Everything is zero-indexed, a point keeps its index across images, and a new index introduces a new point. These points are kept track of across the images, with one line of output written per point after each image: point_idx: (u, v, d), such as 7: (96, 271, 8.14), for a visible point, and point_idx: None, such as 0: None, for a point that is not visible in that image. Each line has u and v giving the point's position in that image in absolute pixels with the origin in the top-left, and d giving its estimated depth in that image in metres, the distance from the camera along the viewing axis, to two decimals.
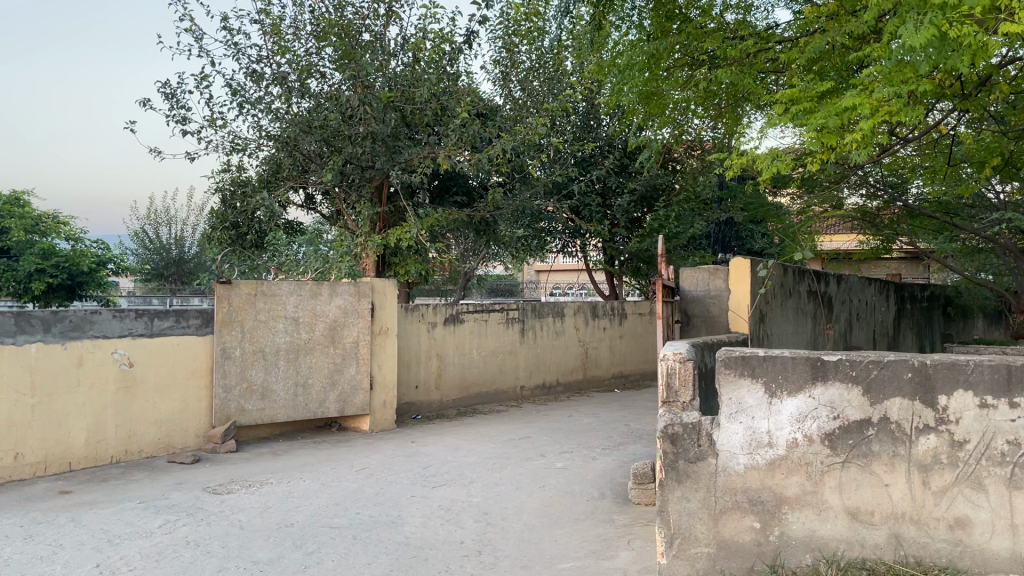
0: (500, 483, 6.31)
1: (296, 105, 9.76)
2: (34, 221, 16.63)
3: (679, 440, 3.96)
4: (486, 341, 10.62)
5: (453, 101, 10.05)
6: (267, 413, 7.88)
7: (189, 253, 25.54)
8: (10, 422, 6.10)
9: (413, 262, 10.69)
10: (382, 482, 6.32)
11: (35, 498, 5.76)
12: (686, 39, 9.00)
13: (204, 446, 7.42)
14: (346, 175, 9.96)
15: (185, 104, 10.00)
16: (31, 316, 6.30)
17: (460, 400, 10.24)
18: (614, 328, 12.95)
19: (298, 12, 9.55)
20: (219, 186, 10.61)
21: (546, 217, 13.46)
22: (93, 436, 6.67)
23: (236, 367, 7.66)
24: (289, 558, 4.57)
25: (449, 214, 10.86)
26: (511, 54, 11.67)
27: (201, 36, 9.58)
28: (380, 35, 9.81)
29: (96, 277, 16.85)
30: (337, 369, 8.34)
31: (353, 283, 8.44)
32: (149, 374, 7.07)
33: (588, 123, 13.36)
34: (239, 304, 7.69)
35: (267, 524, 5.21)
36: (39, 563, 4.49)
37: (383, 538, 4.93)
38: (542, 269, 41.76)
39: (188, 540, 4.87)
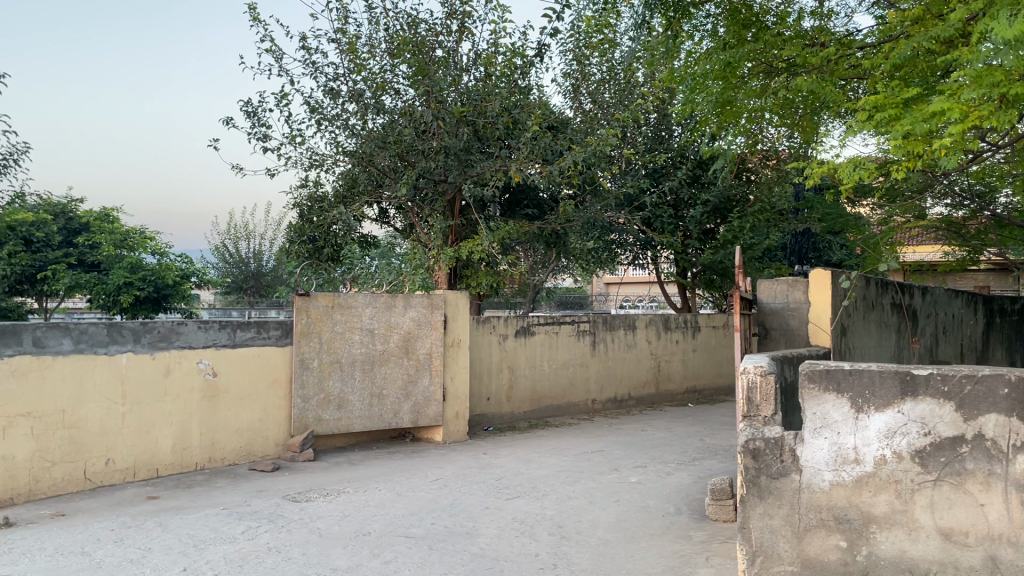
0: (574, 497, 6.26)
1: (372, 121, 9.96)
2: (122, 237, 17.66)
3: (760, 456, 3.88)
4: (557, 353, 10.60)
5: (525, 115, 10.09)
6: (343, 423, 8.02)
7: (267, 266, 26.26)
8: (102, 429, 6.37)
9: (484, 275, 10.80)
10: (457, 494, 6.35)
11: (126, 503, 5.99)
12: (761, 46, 8.84)
13: (283, 454, 7.60)
14: (420, 189, 10.14)
15: (266, 122, 10.28)
16: (122, 327, 6.51)
17: (531, 412, 10.24)
18: (687, 341, 12.78)
19: (374, 30, 9.75)
20: (297, 202, 10.88)
21: (617, 229, 13.40)
22: (179, 443, 6.90)
23: (314, 376, 7.83)
24: (367, 566, 4.63)
25: (521, 227, 10.88)
26: (581, 65, 11.37)
27: (281, 56, 9.85)
28: (453, 51, 9.93)
29: (180, 290, 17.19)
30: (411, 380, 8.44)
31: (426, 294, 8.54)
32: (232, 384, 7.28)
33: (658, 134, 13.27)
34: (317, 315, 7.87)
35: (344, 532, 5.29)
36: (129, 566, 4.65)
37: (459, 548, 4.96)
38: (613, 281, 41.40)
39: (269, 546, 4.98)
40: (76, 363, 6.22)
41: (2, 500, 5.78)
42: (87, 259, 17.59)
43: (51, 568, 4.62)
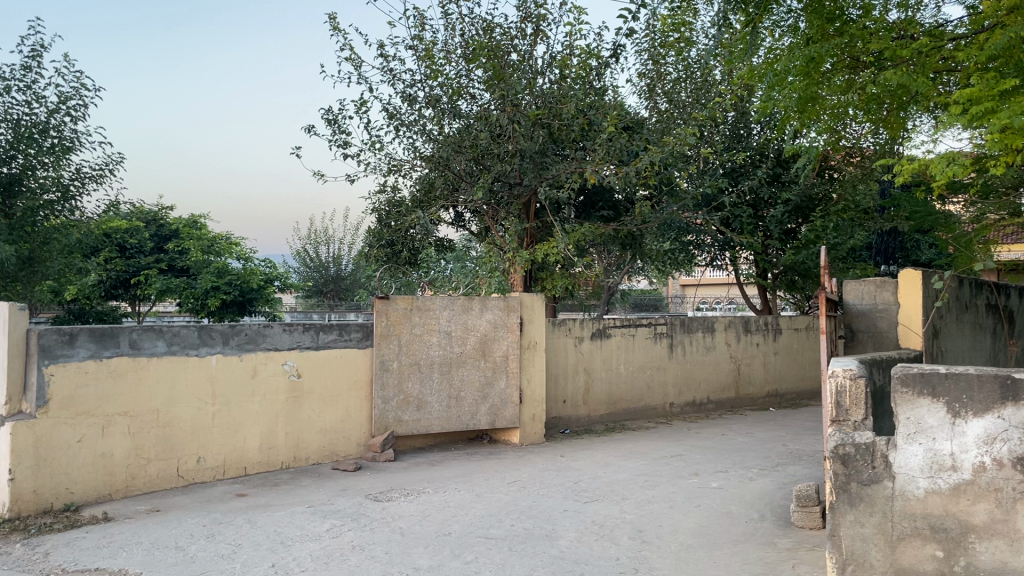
0: (653, 501, 6.19)
1: (448, 126, 10.07)
2: (209, 244, 18.28)
3: (850, 462, 3.76)
4: (634, 356, 10.50)
5: (600, 116, 10.04)
6: (422, 424, 8.12)
7: (346, 270, 26.80)
8: (194, 428, 6.61)
9: (559, 278, 10.72)
10: (535, 496, 6.36)
11: (216, 500, 6.19)
12: (847, 41, 8.62)
13: (364, 454, 7.76)
14: (495, 193, 10.22)
15: (346, 129, 10.49)
16: (212, 330, 6.75)
17: (608, 415, 10.17)
18: (768, 344, 12.51)
19: (450, 36, 9.85)
20: (376, 207, 11.07)
21: (694, 230, 13.21)
22: (265, 443, 7.10)
23: (394, 378, 7.95)
24: (448, 566, 4.67)
25: (597, 228, 10.81)
26: (657, 65, 11.22)
27: (360, 65, 10.05)
28: (528, 54, 9.95)
29: (265, 293, 17.80)
30: (488, 382, 8.48)
31: (502, 298, 8.58)
32: (316, 386, 7.47)
33: (737, 133, 13.02)
34: (396, 318, 8.00)
35: (425, 531, 5.36)
36: (221, 561, 4.81)
37: (539, 551, 4.96)
38: (689, 283, 40.86)
39: (353, 545, 5.08)
40: (168, 364, 6.46)
41: (102, 496, 6.05)
42: (177, 264, 18.23)
43: (148, 561, 4.81)
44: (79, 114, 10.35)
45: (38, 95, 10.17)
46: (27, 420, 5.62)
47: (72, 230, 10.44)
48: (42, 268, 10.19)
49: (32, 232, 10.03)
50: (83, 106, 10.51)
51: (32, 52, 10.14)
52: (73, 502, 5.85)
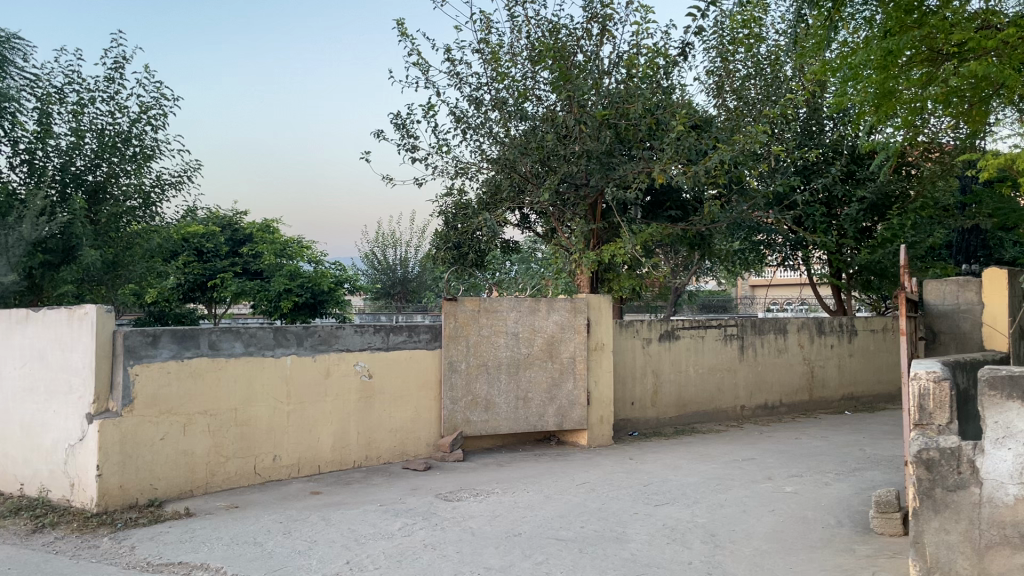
0: (726, 505, 6.10)
1: (515, 128, 10.10)
2: (283, 246, 18.81)
3: (934, 467, 3.67)
4: (704, 358, 10.36)
5: (668, 115, 9.95)
6: (491, 424, 8.16)
7: (413, 272, 27.12)
8: (271, 427, 6.79)
9: (626, 279, 10.59)
10: (605, 498, 6.33)
11: (291, 497, 6.34)
12: (927, 33, 8.36)
13: (434, 454, 7.84)
14: (562, 194, 10.20)
15: (414, 133, 10.62)
16: (287, 331, 6.92)
17: (677, 418, 10.05)
18: (843, 346, 12.21)
19: (516, 38, 9.88)
20: (443, 210, 11.19)
21: (765, 229, 12.92)
22: (338, 442, 7.24)
23: (462, 379, 8.01)
24: (520, 567, 4.69)
25: (665, 228, 10.68)
26: (726, 62, 11.06)
27: (427, 69, 10.16)
28: (595, 54, 9.91)
29: (335, 296, 18.29)
30: (556, 383, 8.46)
31: (570, 298, 8.56)
32: (386, 386, 7.58)
33: (809, 129, 12.70)
34: (465, 319, 8.07)
35: (495, 531, 5.39)
36: (298, 557, 4.92)
37: (610, 553, 4.94)
38: (758, 283, 40.13)
39: (425, 543, 5.14)
40: (246, 365, 6.65)
41: (183, 492, 6.26)
42: (251, 268, 18.72)
43: (229, 556, 4.96)
44: (159, 123, 10.70)
45: (121, 105, 10.57)
46: (113, 418, 5.84)
47: (152, 235, 10.78)
48: (126, 272, 10.53)
49: (115, 237, 10.42)
50: (163, 115, 10.88)
51: (115, 64, 10.55)
52: (157, 497, 6.07)
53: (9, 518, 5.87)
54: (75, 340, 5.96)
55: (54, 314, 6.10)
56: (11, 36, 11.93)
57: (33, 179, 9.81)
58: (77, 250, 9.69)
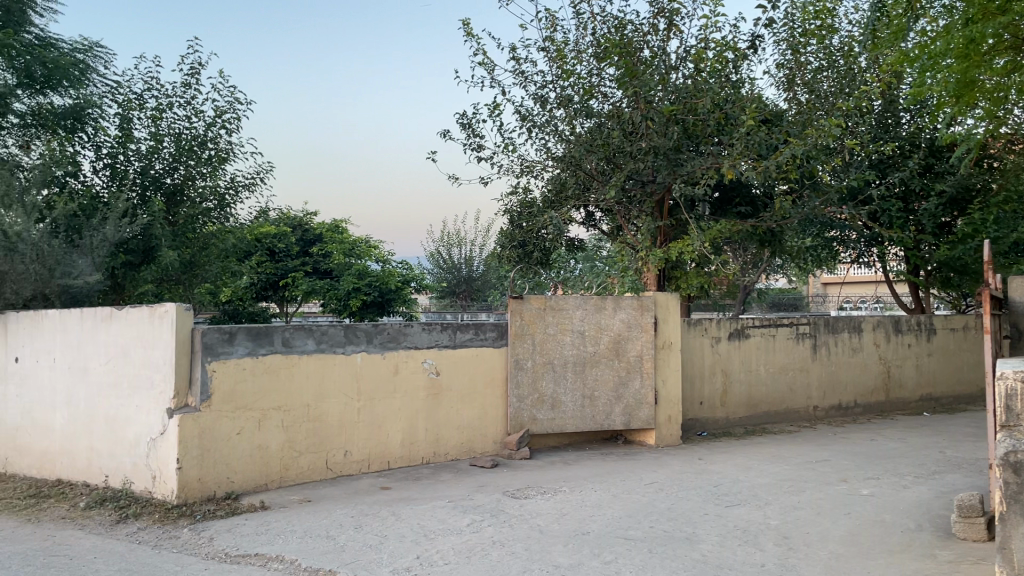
0: (800, 507, 5.96)
1: (580, 125, 10.06)
2: (351, 247, 19.21)
3: (1023, 470, 3.53)
4: (775, 357, 10.15)
5: (737, 110, 9.78)
6: (557, 423, 8.15)
7: (478, 271, 27.27)
8: (341, 423, 6.92)
9: (694, 277, 10.43)
10: (674, 498, 6.26)
11: (362, 492, 6.45)
12: (1012, 18, 8.01)
13: (501, 452, 7.88)
14: (628, 191, 10.10)
15: (480, 133, 10.67)
16: (357, 329, 7.03)
17: (748, 419, 9.88)
18: (921, 345, 11.84)
19: (581, 35, 9.84)
20: (508, 209, 11.21)
21: (838, 226, 12.56)
22: (407, 438, 7.34)
23: (529, 377, 8.02)
24: (589, 565, 4.68)
25: (733, 225, 10.41)
26: (797, 55, 10.79)
27: (493, 69, 10.19)
28: (662, 49, 9.81)
29: (402, 295, 18.56)
30: (623, 382, 8.38)
31: (636, 296, 8.46)
32: (453, 384, 7.64)
33: (885, 121, 12.33)
34: (531, 318, 8.08)
35: (564, 529, 5.38)
36: (370, 551, 5.00)
37: (680, 553, 4.88)
38: (830, 281, 39.04)
39: (494, 540, 5.16)
40: (318, 362, 6.79)
41: (259, 485, 6.43)
42: (320, 267, 19.09)
43: (303, 549, 5.07)
44: (232, 127, 10.99)
45: (197, 110, 10.90)
46: (192, 413, 6.03)
47: (227, 236, 11.09)
48: (202, 271, 10.86)
49: (192, 238, 10.76)
50: (237, 119, 11.17)
51: (191, 70, 10.88)
52: (234, 490, 6.25)
53: (95, 508, 6.13)
54: (156, 337, 6.16)
55: (137, 312, 6.32)
56: (93, 44, 12.44)
57: (115, 183, 10.22)
58: (156, 251, 10.04)
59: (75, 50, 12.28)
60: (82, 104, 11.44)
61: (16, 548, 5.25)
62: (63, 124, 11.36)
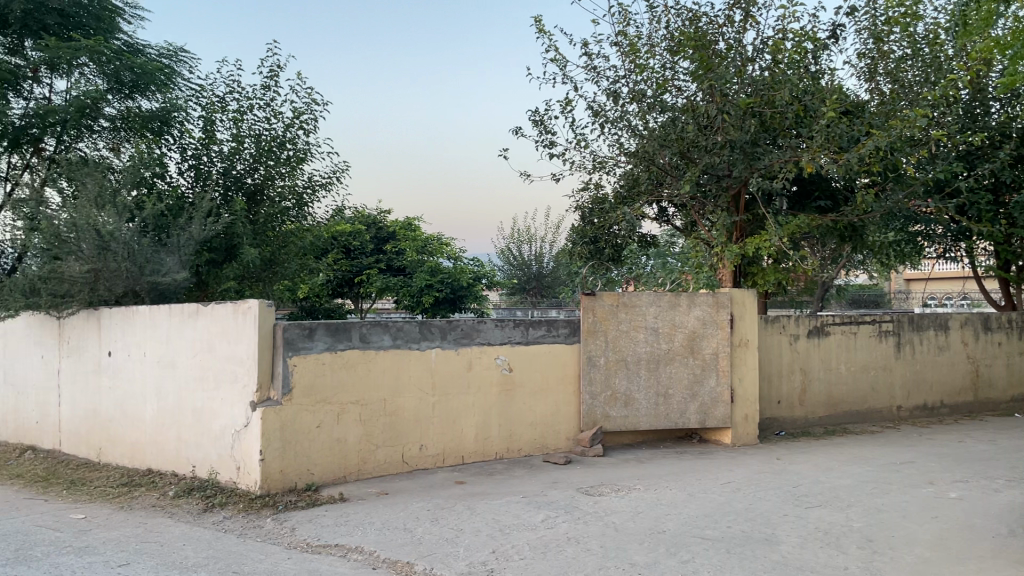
0: (883, 509, 5.79)
1: (653, 120, 9.97)
2: (424, 243, 19.46)
3: None
4: (856, 355, 9.87)
5: (817, 101, 9.50)
6: (631, 421, 8.10)
7: (548, 268, 27.31)
8: (417, 418, 7.02)
9: (772, 273, 10.06)
10: (752, 498, 6.15)
11: (438, 486, 6.54)
12: None
13: (574, 449, 7.88)
14: (702, 186, 9.95)
15: (552, 129, 10.63)
16: (432, 325, 7.10)
17: (828, 418, 9.64)
18: (1013, 343, 11.34)
19: (654, 29, 9.73)
20: (580, 205, 11.18)
21: (922, 220, 12.11)
22: (480, 434, 7.40)
23: (602, 374, 7.99)
24: (665, 564, 4.64)
25: (813, 220, 10.17)
26: (880, 43, 10.44)
27: (565, 65, 10.15)
28: (738, 41, 9.63)
29: (474, 291, 18.79)
30: (698, 380, 8.26)
31: (712, 293, 8.33)
32: (526, 379, 7.67)
33: (973, 111, 11.84)
34: (603, 314, 8.04)
35: (639, 528, 5.34)
36: (446, 544, 5.06)
37: (759, 554, 4.80)
38: (914, 277, 37.61)
39: (568, 536, 5.17)
40: (394, 357, 6.89)
41: (338, 477, 6.59)
42: (394, 264, 19.41)
43: (381, 540, 5.16)
44: (310, 127, 11.25)
45: (276, 111, 11.20)
46: (274, 406, 6.21)
47: (305, 235, 11.36)
48: (281, 269, 11.11)
49: (272, 236, 11.05)
50: (315, 120, 11.41)
51: (271, 73, 11.18)
52: (314, 482, 6.42)
53: (183, 497, 6.38)
54: (240, 332, 6.36)
55: (222, 308, 6.53)
56: (178, 49, 12.93)
57: (200, 184, 10.60)
58: (238, 249, 10.38)
59: (161, 55, 12.80)
60: (168, 108, 11.83)
61: (112, 534, 5.50)
62: (150, 127, 11.75)
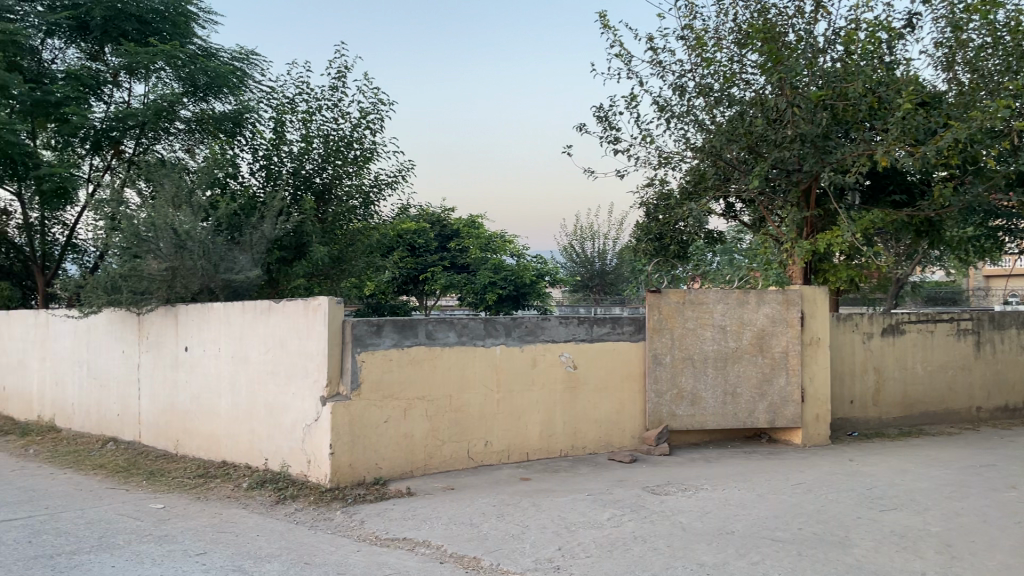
0: (963, 514, 5.59)
1: (721, 114, 9.86)
2: (487, 241, 19.77)
3: None
4: (933, 354, 9.56)
5: (892, 92, 9.20)
6: (698, 420, 8.00)
7: (611, 265, 27.18)
8: (482, 414, 7.07)
9: (844, 270, 9.78)
10: (823, 500, 6.01)
11: (503, 482, 6.57)
12: None
13: (639, 447, 7.83)
14: (771, 181, 9.76)
15: (617, 125, 10.56)
16: (496, 322, 7.13)
17: (903, 419, 9.36)
18: None
19: (722, 22, 9.58)
20: (645, 201, 11.10)
21: (1004, 215, 11.62)
22: (545, 431, 7.41)
23: (668, 372, 7.91)
24: (734, 565, 4.57)
25: (887, 215, 9.92)
26: (959, 32, 10.05)
27: (629, 60, 10.07)
28: (808, 32, 9.42)
29: (537, 288, 18.94)
30: (767, 379, 8.10)
31: (781, 290, 8.15)
32: (591, 377, 7.65)
33: None
34: (669, 312, 7.96)
35: (707, 528, 5.28)
36: (512, 540, 5.08)
37: (832, 557, 4.69)
38: (994, 274, 36.17)
39: (635, 535, 5.13)
40: (459, 354, 6.95)
41: (404, 472, 6.68)
42: (458, 261, 19.64)
43: (448, 535, 5.21)
44: (376, 127, 11.42)
45: (344, 112, 11.40)
46: (343, 401, 6.33)
47: (371, 233, 11.54)
48: (349, 267, 11.27)
49: (340, 235, 11.26)
50: (381, 120, 11.59)
51: (338, 74, 11.38)
52: (381, 476, 6.52)
53: (257, 489, 6.55)
54: (310, 329, 6.49)
55: (293, 305, 6.68)
56: (250, 52, 13.23)
57: (271, 184, 10.89)
58: (307, 247, 10.63)
59: (233, 58, 13.13)
60: (241, 110, 12.10)
61: (189, 524, 5.67)
62: (223, 128, 12.07)
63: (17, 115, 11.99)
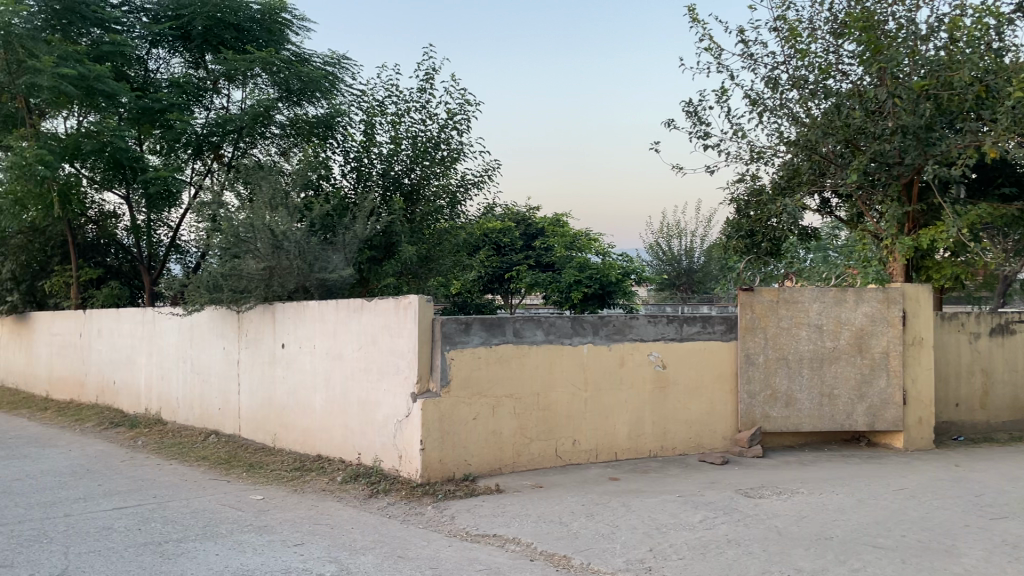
0: None
1: (816, 107, 9.58)
2: (572, 239, 19.69)
3: None
4: None
5: (1002, 81, 8.71)
6: (792, 421, 7.78)
7: (698, 263, 26.70)
8: (570, 413, 7.06)
9: (949, 266, 9.36)
10: (928, 507, 5.75)
11: (592, 482, 6.53)
12: None
13: (731, 448, 7.67)
14: (870, 174, 9.31)
15: (707, 120, 10.35)
16: (584, 321, 7.10)
17: (1013, 423, 8.89)
18: None
19: (816, 12, 9.28)
20: (735, 198, 10.83)
21: None
22: (634, 430, 7.34)
23: (760, 372, 7.73)
24: (834, 572, 4.43)
25: (996, 209, 9.44)
26: None
27: (720, 53, 9.88)
28: (910, 20, 9.04)
29: (622, 287, 18.68)
30: (866, 380, 7.82)
31: (881, 289, 7.85)
32: (681, 376, 7.54)
33: None
34: (762, 310, 7.77)
35: (804, 533, 5.12)
36: (603, 540, 5.05)
37: (938, 567, 4.49)
38: None
39: (729, 538, 5.03)
40: (547, 353, 6.96)
41: (494, 469, 6.73)
42: (543, 260, 19.74)
43: (538, 533, 5.23)
44: (462, 127, 11.53)
45: (432, 112, 11.55)
46: (434, 398, 6.42)
47: (458, 232, 11.65)
48: (436, 265, 11.44)
49: (427, 234, 11.42)
50: (467, 120, 11.70)
51: (426, 75, 11.54)
52: (471, 473, 6.59)
53: (350, 483, 6.71)
54: (401, 326, 6.61)
55: (385, 303, 6.81)
56: (341, 56, 13.54)
57: (361, 185, 11.15)
58: (396, 246, 10.82)
59: (326, 63, 13.47)
60: (333, 113, 12.40)
61: (287, 515, 5.86)
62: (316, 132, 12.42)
63: (125, 122, 12.69)
